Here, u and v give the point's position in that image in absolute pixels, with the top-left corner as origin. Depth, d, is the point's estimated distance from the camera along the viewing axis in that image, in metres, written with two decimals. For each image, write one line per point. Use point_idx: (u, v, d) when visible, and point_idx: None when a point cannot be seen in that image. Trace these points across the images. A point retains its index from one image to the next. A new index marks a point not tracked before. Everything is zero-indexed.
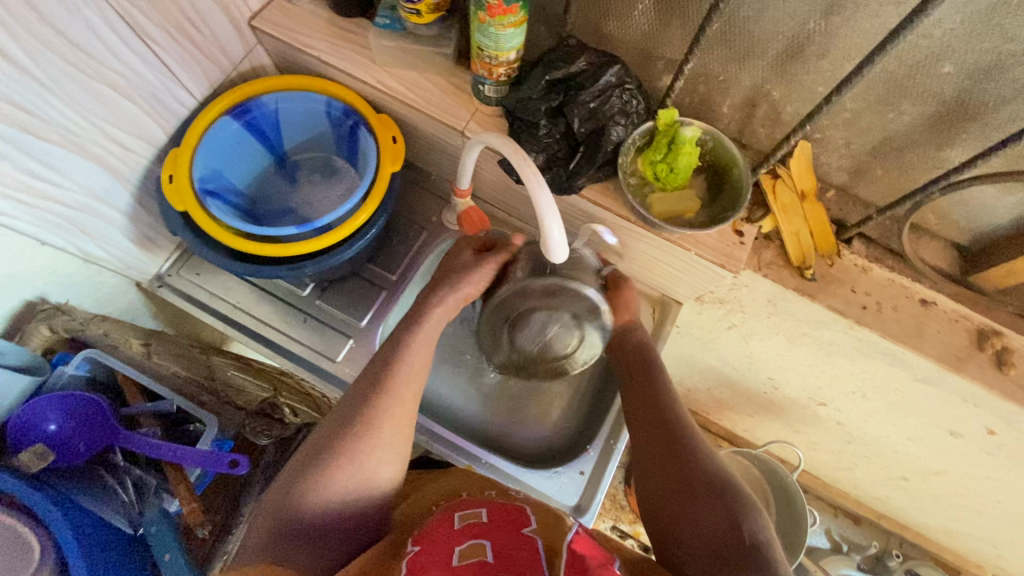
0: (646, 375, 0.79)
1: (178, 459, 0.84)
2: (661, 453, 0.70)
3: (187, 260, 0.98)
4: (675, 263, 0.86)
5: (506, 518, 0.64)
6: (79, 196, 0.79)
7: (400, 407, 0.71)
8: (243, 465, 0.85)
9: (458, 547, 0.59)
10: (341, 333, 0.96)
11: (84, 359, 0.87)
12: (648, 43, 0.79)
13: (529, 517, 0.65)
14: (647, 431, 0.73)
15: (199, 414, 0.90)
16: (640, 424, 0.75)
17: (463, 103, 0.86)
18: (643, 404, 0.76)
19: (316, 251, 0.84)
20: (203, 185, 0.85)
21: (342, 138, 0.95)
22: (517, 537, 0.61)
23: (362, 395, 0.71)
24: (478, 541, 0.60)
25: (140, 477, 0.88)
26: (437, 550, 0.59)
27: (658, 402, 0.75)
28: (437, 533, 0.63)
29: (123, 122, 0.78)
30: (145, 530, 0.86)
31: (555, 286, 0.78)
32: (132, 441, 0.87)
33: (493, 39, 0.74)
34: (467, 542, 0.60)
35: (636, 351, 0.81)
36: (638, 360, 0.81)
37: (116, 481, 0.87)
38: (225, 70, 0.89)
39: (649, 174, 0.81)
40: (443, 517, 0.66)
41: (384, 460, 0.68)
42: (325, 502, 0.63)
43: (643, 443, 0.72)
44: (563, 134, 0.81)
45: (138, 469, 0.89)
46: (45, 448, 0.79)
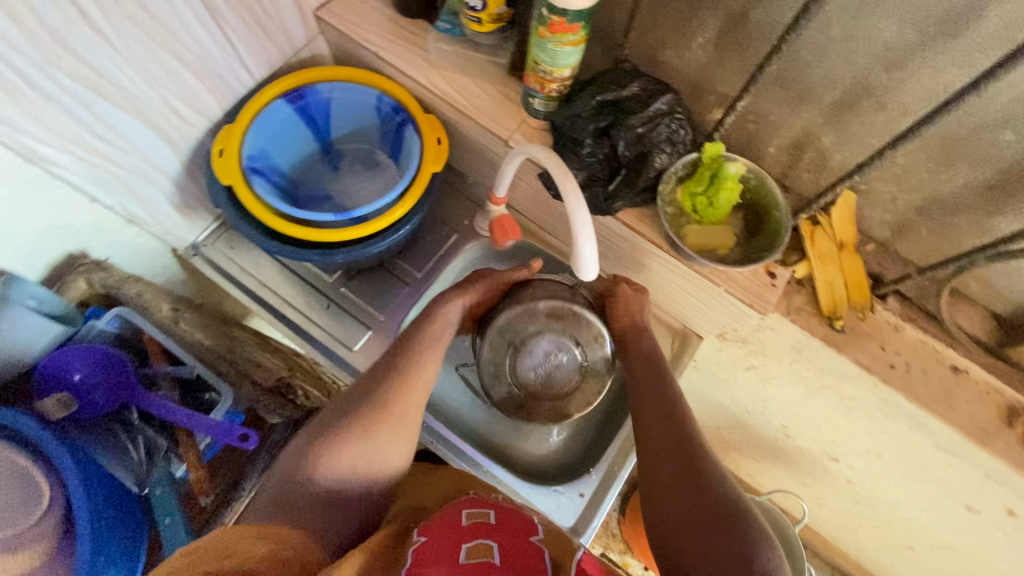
0: (657, 390, 0.75)
1: (189, 425, 0.85)
2: (676, 459, 0.67)
3: (223, 232, 1.00)
4: (703, 294, 0.86)
5: (515, 522, 0.66)
6: (134, 160, 0.82)
7: (414, 386, 0.74)
8: (253, 440, 0.86)
9: (466, 545, 0.60)
10: (360, 323, 0.98)
11: (114, 316, 0.88)
12: (704, 77, 0.79)
13: (536, 526, 0.66)
14: (659, 442, 0.70)
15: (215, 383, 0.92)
16: (650, 432, 0.72)
17: (512, 113, 0.87)
18: (655, 414, 0.73)
19: (349, 240, 0.86)
20: (251, 163, 0.88)
21: (388, 133, 0.98)
22: (525, 543, 0.62)
23: (368, 392, 0.73)
24: (486, 542, 0.61)
25: (151, 438, 0.89)
26: (443, 545, 0.60)
27: (670, 414, 0.72)
28: (445, 528, 0.64)
29: (184, 93, 0.81)
30: (150, 490, 0.88)
31: (561, 309, 0.84)
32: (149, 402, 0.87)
33: (550, 55, 0.74)
34: (475, 541, 0.60)
35: (647, 360, 0.79)
36: (651, 376, 0.77)
37: (129, 439, 0.87)
38: (285, 55, 0.93)
39: (688, 206, 0.81)
40: (453, 510, 0.68)
41: (391, 442, 0.71)
42: (336, 475, 0.67)
43: (650, 473, 0.68)
44: (607, 155, 0.81)
45: (151, 429, 0.90)
46: (70, 397, 0.82)
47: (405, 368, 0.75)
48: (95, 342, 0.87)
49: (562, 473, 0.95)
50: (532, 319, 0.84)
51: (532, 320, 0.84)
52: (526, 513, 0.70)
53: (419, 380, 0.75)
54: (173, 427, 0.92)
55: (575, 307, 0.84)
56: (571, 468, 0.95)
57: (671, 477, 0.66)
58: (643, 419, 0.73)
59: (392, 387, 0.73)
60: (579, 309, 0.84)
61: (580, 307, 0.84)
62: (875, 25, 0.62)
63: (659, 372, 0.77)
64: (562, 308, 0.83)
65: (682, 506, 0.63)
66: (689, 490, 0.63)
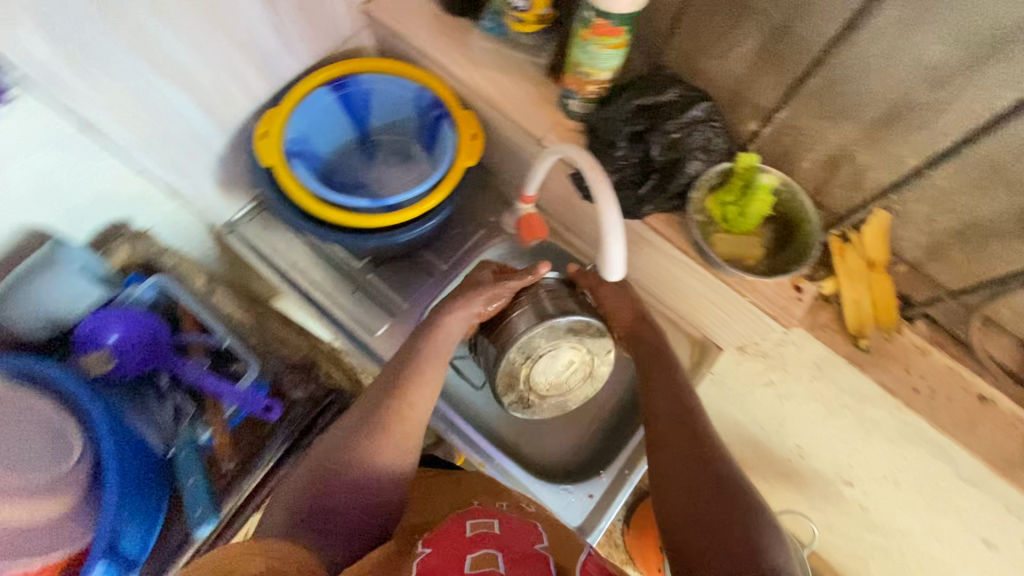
0: (666, 385, 0.78)
1: (216, 391, 0.90)
2: (686, 450, 0.71)
3: (259, 212, 1.03)
4: (727, 304, 0.86)
5: (520, 533, 0.65)
6: (181, 135, 0.85)
7: (416, 398, 0.74)
8: (276, 409, 0.92)
9: (470, 555, 0.58)
10: (384, 309, 1.00)
11: (151, 283, 0.90)
12: (741, 87, 0.80)
13: (541, 534, 0.66)
14: (671, 435, 0.74)
15: (244, 354, 0.93)
16: (662, 425, 0.76)
17: (547, 113, 0.88)
18: (668, 405, 0.77)
19: (381, 226, 0.88)
20: (292, 146, 0.91)
21: (424, 126, 1.01)
22: (530, 551, 0.61)
23: (365, 417, 0.72)
24: (490, 551, 0.60)
25: (178, 403, 0.91)
26: (447, 554, 0.59)
27: (683, 408, 0.75)
28: (449, 539, 0.63)
29: (233, 73, 0.84)
30: (176, 452, 0.90)
31: (578, 324, 0.80)
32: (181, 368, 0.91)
33: (590, 57, 0.75)
34: (479, 550, 0.59)
35: (656, 350, 0.82)
36: (664, 371, 0.80)
37: (158, 401, 0.91)
38: (331, 43, 0.96)
39: (717, 214, 0.81)
40: (457, 522, 0.67)
41: (391, 465, 0.69)
42: (337, 505, 0.65)
43: (661, 464, 0.72)
44: (640, 159, 0.81)
45: (178, 394, 0.92)
46: (109, 354, 0.87)
47: (404, 381, 0.75)
48: (132, 307, 0.89)
49: (572, 474, 0.95)
50: (550, 335, 0.80)
51: (550, 336, 0.80)
52: (532, 521, 0.69)
53: (421, 394, 0.75)
54: (200, 394, 0.93)
55: (592, 321, 0.81)
56: (582, 469, 0.95)
57: (678, 470, 0.70)
58: (656, 413, 0.77)
59: (392, 404, 0.72)
60: (594, 322, 0.81)
61: (596, 320, 0.81)
62: (919, 42, 0.62)
63: (671, 368, 0.80)
64: (579, 323, 0.80)
65: (689, 493, 0.67)
66: (697, 483, 0.67)
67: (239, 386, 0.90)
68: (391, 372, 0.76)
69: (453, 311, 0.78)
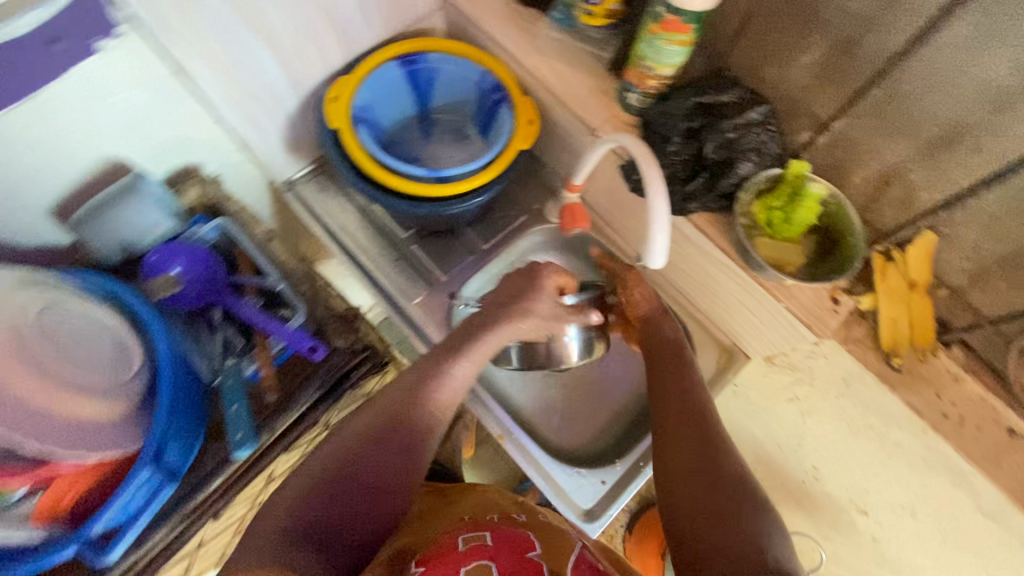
0: (677, 384, 0.75)
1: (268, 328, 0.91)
2: (693, 444, 0.67)
3: (317, 175, 1.08)
4: (762, 310, 0.87)
5: (512, 541, 0.63)
6: (260, 92, 0.89)
7: (450, 387, 0.71)
8: (321, 351, 0.92)
9: (464, 569, 0.57)
10: (423, 280, 1.05)
11: (214, 226, 0.94)
12: (800, 97, 0.81)
13: (534, 543, 0.63)
14: (681, 430, 0.70)
15: (293, 299, 0.95)
16: (669, 420, 0.72)
17: (605, 105, 0.91)
18: (676, 403, 0.73)
19: (432, 196, 0.92)
20: (358, 113, 0.96)
21: (483, 109, 1.04)
22: (525, 561, 0.59)
23: (392, 408, 0.68)
24: (483, 562, 0.58)
25: (230, 337, 0.95)
26: (441, 572, 0.57)
27: (694, 406, 0.72)
28: (442, 556, 0.60)
29: (314, 38, 0.89)
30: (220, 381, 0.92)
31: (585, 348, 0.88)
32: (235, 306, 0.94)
33: (656, 52, 0.77)
34: (473, 563, 0.58)
35: (673, 345, 0.80)
36: (676, 364, 0.77)
37: (211, 334, 0.95)
38: (405, 20, 1.00)
39: (762, 219, 0.82)
40: (449, 539, 0.64)
41: (405, 464, 0.66)
42: (334, 510, 0.60)
43: (667, 460, 0.68)
44: (692, 156, 0.83)
45: (231, 329, 0.95)
46: (175, 279, 0.90)
47: (440, 370, 0.71)
48: (198, 245, 0.94)
49: (587, 461, 0.97)
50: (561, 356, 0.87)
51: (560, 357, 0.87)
52: (523, 529, 0.67)
53: (458, 381, 0.72)
54: (250, 332, 0.97)
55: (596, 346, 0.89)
56: (596, 458, 0.97)
57: (693, 465, 0.66)
58: (664, 411, 0.74)
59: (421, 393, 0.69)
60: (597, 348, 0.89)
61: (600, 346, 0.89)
62: (987, 63, 0.63)
63: (682, 356, 0.78)
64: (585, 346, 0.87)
65: (693, 489, 0.63)
66: (708, 477, 0.63)
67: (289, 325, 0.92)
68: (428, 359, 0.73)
69: (495, 328, 0.73)
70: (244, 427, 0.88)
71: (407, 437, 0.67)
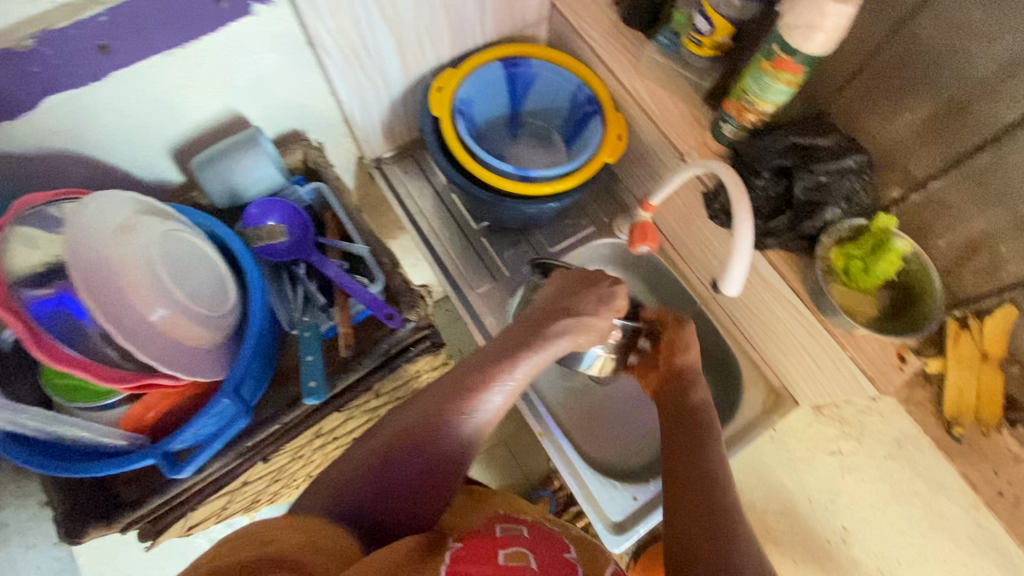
0: (692, 425, 0.73)
1: (348, 288, 0.87)
2: (690, 468, 0.67)
3: (404, 158, 1.14)
4: (822, 357, 0.88)
5: (548, 539, 0.64)
6: (372, 72, 0.95)
7: (503, 384, 0.70)
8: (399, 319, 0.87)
9: (504, 549, 0.59)
10: (488, 273, 1.09)
11: (312, 189, 0.95)
12: (897, 152, 0.82)
13: (569, 546, 0.65)
14: (684, 450, 0.70)
15: (373, 269, 0.91)
16: (676, 443, 0.72)
17: (695, 133, 0.94)
18: (683, 428, 0.73)
19: (514, 193, 0.96)
20: (458, 105, 1.01)
21: (572, 119, 1.08)
22: (558, 558, 0.60)
23: (441, 401, 0.69)
24: (522, 549, 0.59)
25: (311, 292, 0.90)
26: (480, 549, 0.59)
27: (700, 436, 0.71)
28: (481, 537, 0.62)
29: (432, 29, 0.95)
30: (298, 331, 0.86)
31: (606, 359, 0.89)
32: (319, 262, 0.90)
33: (761, 88, 0.79)
34: (512, 547, 0.59)
35: (688, 395, 0.77)
36: (684, 391, 0.78)
37: (294, 288, 0.91)
38: (514, 26, 1.05)
39: (839, 265, 0.82)
40: (485, 523, 0.66)
41: (446, 451, 0.68)
42: (368, 490, 0.64)
43: (671, 474, 0.69)
44: (779, 194, 0.85)
45: (313, 284, 0.91)
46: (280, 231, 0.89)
47: (496, 366, 0.71)
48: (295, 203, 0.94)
49: (619, 475, 0.98)
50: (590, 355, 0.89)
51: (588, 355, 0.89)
52: (561, 537, 0.67)
53: (514, 377, 0.71)
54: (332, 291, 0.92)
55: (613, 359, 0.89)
56: (628, 474, 0.98)
57: (689, 488, 0.65)
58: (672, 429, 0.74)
59: (470, 387, 0.70)
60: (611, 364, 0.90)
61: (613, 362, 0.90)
62: None
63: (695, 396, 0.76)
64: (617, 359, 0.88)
65: (684, 512, 0.63)
66: (716, 563, 0.55)
67: (369, 290, 0.87)
68: (491, 353, 0.73)
69: (562, 335, 0.73)
70: (320, 377, 0.83)
71: (459, 421, 0.69)
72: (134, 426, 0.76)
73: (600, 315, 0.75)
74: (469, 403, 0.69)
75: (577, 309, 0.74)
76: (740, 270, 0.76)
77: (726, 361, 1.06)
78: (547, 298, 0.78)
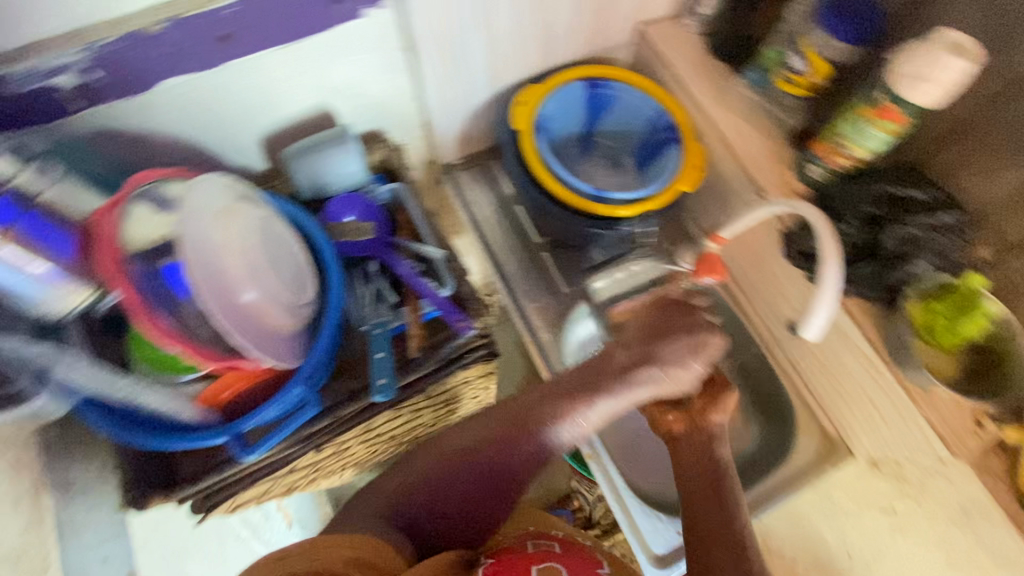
0: (715, 484, 0.72)
1: (424, 291, 0.89)
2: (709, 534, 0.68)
3: (474, 166, 1.16)
4: (890, 412, 0.86)
5: (581, 554, 0.69)
6: (460, 80, 0.97)
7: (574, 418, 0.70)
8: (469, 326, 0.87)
9: (535, 566, 0.65)
10: (547, 288, 1.09)
11: (389, 189, 0.97)
12: (994, 213, 0.79)
13: (603, 561, 0.69)
14: (707, 510, 0.70)
15: (442, 273, 0.91)
16: (697, 498, 0.72)
17: (777, 170, 0.93)
18: (707, 487, 0.72)
19: (586, 212, 0.96)
20: (539, 120, 1.01)
21: (647, 144, 1.08)
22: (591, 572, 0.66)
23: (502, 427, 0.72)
24: (553, 565, 0.65)
25: (382, 290, 0.91)
26: (513, 564, 0.66)
27: (722, 497, 0.70)
28: (516, 553, 0.69)
29: (523, 44, 0.96)
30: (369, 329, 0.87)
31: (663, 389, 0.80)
32: (394, 261, 0.92)
33: (858, 133, 0.78)
34: (543, 564, 0.65)
35: (713, 451, 0.74)
36: (709, 446, 0.74)
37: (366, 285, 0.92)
38: (600, 47, 1.06)
39: (921, 321, 0.81)
40: (521, 541, 0.72)
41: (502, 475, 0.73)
42: (424, 504, 0.73)
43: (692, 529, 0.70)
44: (866, 241, 0.85)
45: (385, 281, 0.92)
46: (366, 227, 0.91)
47: (569, 399, 0.70)
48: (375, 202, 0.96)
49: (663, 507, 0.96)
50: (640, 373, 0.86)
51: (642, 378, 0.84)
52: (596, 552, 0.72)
53: (591, 412, 0.70)
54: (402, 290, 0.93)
55: None
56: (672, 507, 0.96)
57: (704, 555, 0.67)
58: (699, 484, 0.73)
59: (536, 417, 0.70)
60: None
61: None
62: None
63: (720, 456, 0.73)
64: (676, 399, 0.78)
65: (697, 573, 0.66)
66: None
67: (442, 294, 0.89)
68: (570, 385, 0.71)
69: (647, 378, 0.70)
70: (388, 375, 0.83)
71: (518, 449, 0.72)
72: (208, 404, 0.78)
73: (691, 364, 0.70)
74: (534, 432, 0.70)
75: (665, 354, 0.70)
76: (820, 320, 0.75)
77: (776, 403, 1.00)
78: (632, 336, 0.73)
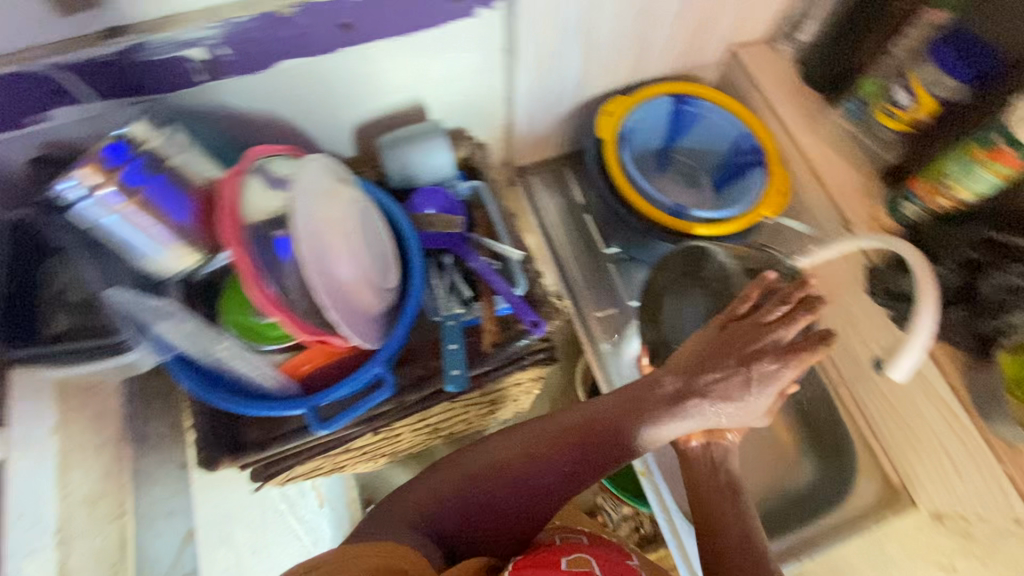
0: (721, 498, 0.67)
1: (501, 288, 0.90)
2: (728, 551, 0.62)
3: (550, 171, 1.17)
4: (968, 462, 0.82)
5: (609, 544, 0.63)
6: (552, 87, 0.98)
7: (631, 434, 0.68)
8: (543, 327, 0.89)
9: (565, 556, 0.58)
10: (612, 299, 1.08)
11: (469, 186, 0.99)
12: None
13: (632, 555, 0.63)
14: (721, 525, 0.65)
15: (518, 274, 0.92)
16: (709, 513, 0.66)
17: (867, 205, 0.92)
18: (718, 497, 0.67)
19: (662, 225, 0.95)
20: (624, 131, 1.02)
21: (728, 166, 1.07)
22: (622, 563, 0.59)
23: (556, 436, 0.70)
24: (584, 555, 0.59)
25: (454, 281, 0.91)
26: (541, 558, 0.58)
27: (735, 507, 0.66)
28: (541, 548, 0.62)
29: (618, 56, 0.97)
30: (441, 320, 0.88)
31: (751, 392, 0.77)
32: (469, 256, 0.92)
33: (965, 174, 0.77)
34: (573, 555, 0.59)
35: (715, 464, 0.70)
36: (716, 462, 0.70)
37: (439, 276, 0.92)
38: (692, 67, 1.07)
39: (1011, 375, 0.75)
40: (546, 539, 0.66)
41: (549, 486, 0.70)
42: (458, 511, 0.67)
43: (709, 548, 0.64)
44: (959, 286, 0.81)
45: (457, 275, 0.92)
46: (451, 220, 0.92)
47: (626, 414, 0.68)
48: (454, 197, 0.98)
49: None
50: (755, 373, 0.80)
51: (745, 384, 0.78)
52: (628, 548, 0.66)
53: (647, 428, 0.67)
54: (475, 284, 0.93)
55: None
56: None
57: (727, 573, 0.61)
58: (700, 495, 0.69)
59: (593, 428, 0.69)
60: None
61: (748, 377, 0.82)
62: None
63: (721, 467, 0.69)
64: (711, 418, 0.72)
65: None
66: None
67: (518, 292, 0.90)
68: (628, 400, 0.69)
69: (704, 402, 0.65)
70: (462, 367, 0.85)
71: (572, 458, 0.69)
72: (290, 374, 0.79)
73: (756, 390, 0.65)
74: (589, 443, 0.69)
75: (725, 378, 0.65)
76: (912, 360, 0.72)
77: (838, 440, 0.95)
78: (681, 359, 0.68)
